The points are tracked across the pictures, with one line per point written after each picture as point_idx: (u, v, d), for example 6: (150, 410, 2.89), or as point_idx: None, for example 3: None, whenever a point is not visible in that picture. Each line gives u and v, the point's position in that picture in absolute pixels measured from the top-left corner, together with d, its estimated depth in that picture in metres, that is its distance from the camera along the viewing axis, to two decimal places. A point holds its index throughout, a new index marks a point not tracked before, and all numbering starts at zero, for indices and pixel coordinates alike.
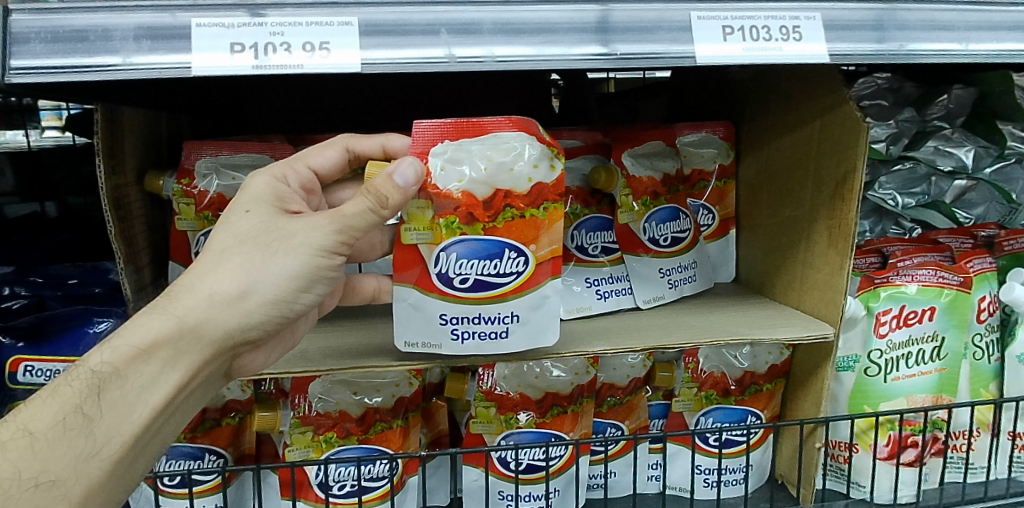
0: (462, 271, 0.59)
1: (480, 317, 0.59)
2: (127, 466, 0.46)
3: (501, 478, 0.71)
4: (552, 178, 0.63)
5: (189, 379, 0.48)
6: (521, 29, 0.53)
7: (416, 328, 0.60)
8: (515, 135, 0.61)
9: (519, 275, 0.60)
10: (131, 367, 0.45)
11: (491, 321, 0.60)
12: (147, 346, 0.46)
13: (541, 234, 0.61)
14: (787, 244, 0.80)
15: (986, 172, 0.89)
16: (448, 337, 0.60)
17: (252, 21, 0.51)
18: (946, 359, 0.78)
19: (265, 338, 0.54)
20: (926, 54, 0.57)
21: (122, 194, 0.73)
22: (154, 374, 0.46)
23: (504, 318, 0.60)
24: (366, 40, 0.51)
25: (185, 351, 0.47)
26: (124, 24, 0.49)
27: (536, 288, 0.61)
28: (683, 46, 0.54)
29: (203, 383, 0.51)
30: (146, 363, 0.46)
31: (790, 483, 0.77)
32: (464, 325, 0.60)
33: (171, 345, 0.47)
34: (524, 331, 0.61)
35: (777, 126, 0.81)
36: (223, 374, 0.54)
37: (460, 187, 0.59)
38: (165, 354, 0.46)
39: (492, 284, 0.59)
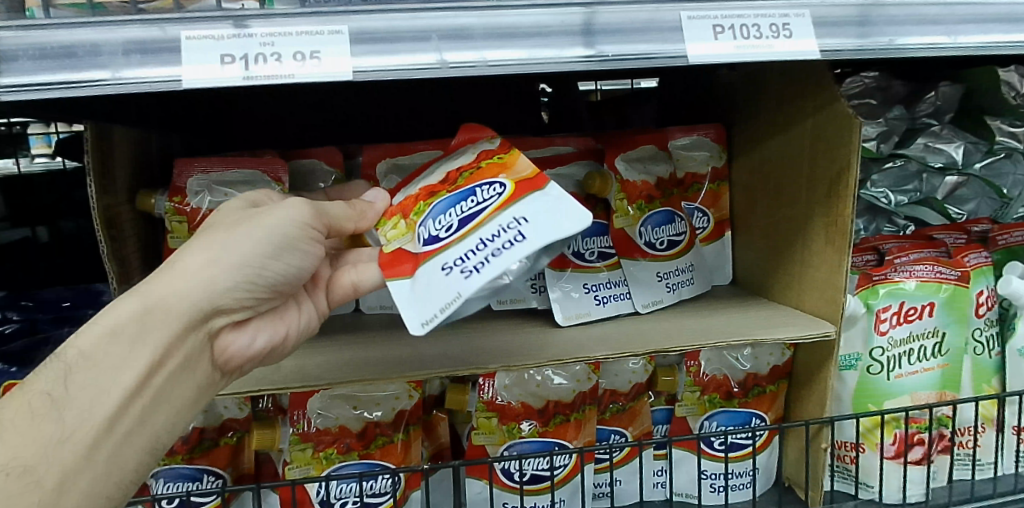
0: (442, 224, 0.53)
1: (482, 242, 0.49)
2: (109, 455, 0.45)
3: (506, 489, 0.70)
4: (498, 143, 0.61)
5: (163, 359, 0.47)
6: (513, 33, 0.53)
7: (426, 302, 0.48)
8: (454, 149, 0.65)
9: (501, 195, 0.53)
10: (97, 345, 0.45)
11: (497, 241, 0.49)
12: (116, 328, 0.46)
13: (511, 164, 0.56)
14: (784, 244, 0.80)
15: (976, 168, 0.89)
16: (457, 280, 0.47)
17: (241, 33, 0.51)
18: (947, 355, 0.77)
19: (241, 310, 0.53)
20: (912, 48, 0.58)
21: (114, 214, 0.72)
22: (123, 353, 0.45)
23: (510, 228, 0.49)
24: (357, 48, 0.51)
25: (153, 329, 0.47)
26: (112, 39, 0.49)
27: (530, 195, 0.52)
28: (674, 46, 0.55)
29: (185, 365, 0.50)
30: (113, 343, 0.45)
31: (797, 485, 0.77)
32: (471, 260, 0.48)
33: (137, 324, 0.46)
34: (538, 231, 0.48)
35: (768, 127, 0.82)
36: (208, 361, 0.52)
37: (419, 190, 0.60)
38: (131, 331, 0.46)
39: (475, 213, 0.52)
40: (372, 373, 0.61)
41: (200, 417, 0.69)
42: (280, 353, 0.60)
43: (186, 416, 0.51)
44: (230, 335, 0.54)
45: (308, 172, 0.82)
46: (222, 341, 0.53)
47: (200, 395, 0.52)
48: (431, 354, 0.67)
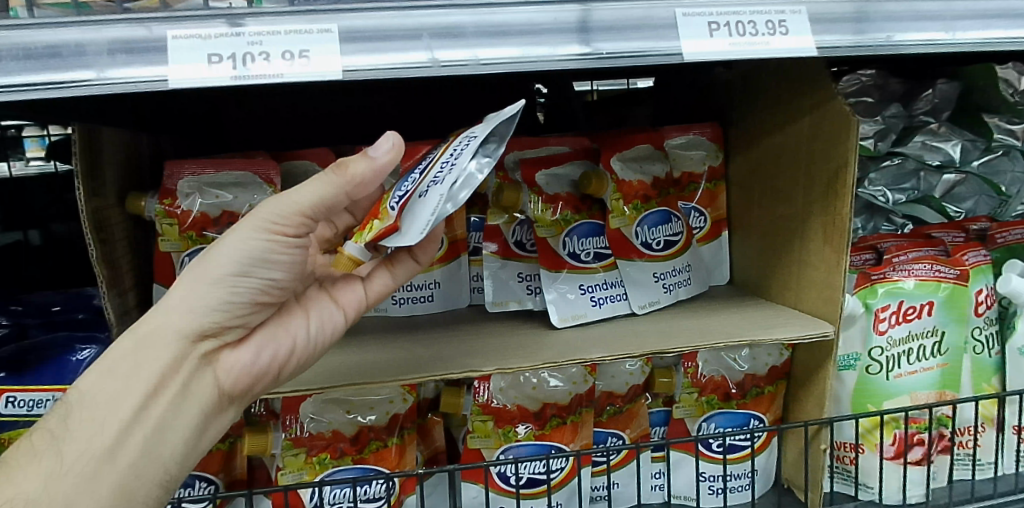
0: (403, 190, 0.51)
1: (452, 158, 0.48)
2: (116, 486, 0.44)
3: (502, 493, 0.69)
4: None
5: (161, 387, 0.47)
6: (506, 31, 0.52)
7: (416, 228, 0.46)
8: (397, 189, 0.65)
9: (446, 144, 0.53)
10: (94, 385, 0.45)
11: (461, 150, 0.48)
12: (111, 365, 0.46)
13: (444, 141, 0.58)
14: (782, 243, 0.79)
15: (973, 165, 0.90)
16: (448, 180, 0.45)
17: (230, 31, 0.50)
18: (947, 354, 0.76)
19: (237, 321, 0.52)
20: (911, 45, 0.57)
21: (104, 217, 0.70)
22: (121, 385, 0.46)
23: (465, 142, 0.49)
24: (347, 46, 0.50)
25: (145, 359, 0.47)
26: (97, 39, 0.48)
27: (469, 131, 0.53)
28: (669, 43, 0.54)
29: (187, 392, 0.49)
30: (110, 378, 0.46)
31: (797, 487, 0.76)
32: (450, 167, 0.47)
33: (130, 359, 0.47)
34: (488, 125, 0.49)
35: (765, 125, 0.81)
36: (213, 385, 0.51)
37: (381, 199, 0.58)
38: (127, 365, 0.46)
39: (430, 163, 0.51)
40: (365, 377, 0.60)
41: None
42: (295, 369, 0.57)
43: (196, 445, 0.50)
44: (231, 350, 0.53)
45: (300, 174, 0.81)
46: (223, 359, 0.52)
47: (208, 421, 0.51)
48: (426, 357, 0.66)
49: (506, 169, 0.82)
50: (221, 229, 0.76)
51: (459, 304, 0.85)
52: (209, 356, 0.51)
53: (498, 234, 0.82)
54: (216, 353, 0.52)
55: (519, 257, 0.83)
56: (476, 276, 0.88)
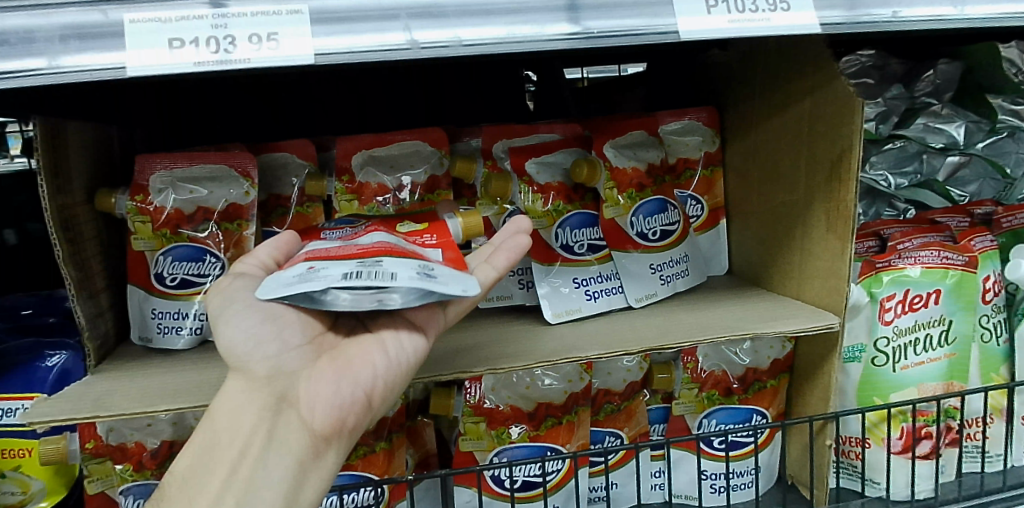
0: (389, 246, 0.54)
1: (377, 265, 0.47)
2: None
3: (496, 497, 0.66)
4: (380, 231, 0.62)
5: (243, 445, 0.46)
6: (491, 10, 0.49)
7: (445, 278, 0.47)
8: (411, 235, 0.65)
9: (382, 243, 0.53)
10: (187, 468, 0.46)
11: (365, 266, 0.47)
12: (194, 445, 0.47)
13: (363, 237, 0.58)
14: (783, 231, 0.76)
15: (979, 147, 0.87)
16: (384, 289, 0.45)
17: (192, 14, 0.46)
18: (955, 343, 0.74)
19: (293, 353, 0.50)
20: (919, 20, 0.54)
21: (71, 216, 0.66)
22: (205, 461, 0.46)
23: (361, 262, 0.48)
24: (319, 28, 0.47)
25: (223, 424, 0.47)
26: (47, 23, 0.44)
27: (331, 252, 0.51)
28: (664, 21, 0.51)
29: (273, 443, 0.46)
30: (195, 458, 0.47)
31: (801, 484, 0.73)
32: (373, 274, 0.46)
33: (208, 435, 0.47)
34: (313, 273, 0.48)
35: (764, 109, 0.78)
36: (300, 429, 0.47)
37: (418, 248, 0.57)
38: (205, 441, 0.47)
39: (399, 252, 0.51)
40: None
41: (170, 429, 0.65)
42: (385, 397, 0.50)
43: (298, 500, 0.45)
44: (307, 386, 0.49)
45: (281, 166, 0.77)
46: (302, 399, 0.48)
47: (305, 470, 0.46)
48: None
49: (494, 158, 0.79)
50: (197, 226, 0.72)
51: None
52: (287, 402, 0.48)
53: (488, 227, 0.80)
54: (292, 395, 0.49)
55: None
56: None
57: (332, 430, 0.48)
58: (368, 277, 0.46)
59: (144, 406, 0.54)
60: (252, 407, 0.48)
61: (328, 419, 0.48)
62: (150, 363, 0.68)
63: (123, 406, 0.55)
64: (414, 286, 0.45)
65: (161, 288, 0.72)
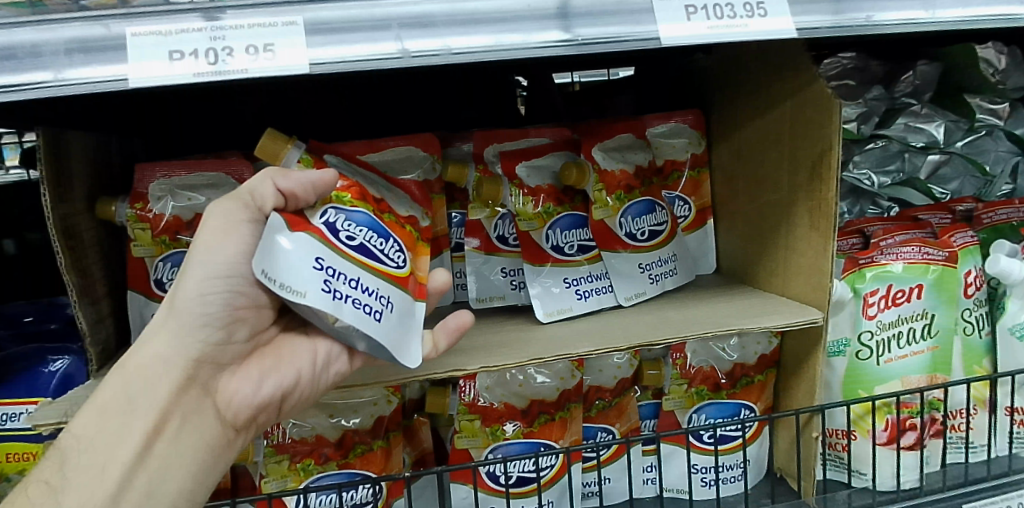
0: (351, 229, 0.52)
1: (360, 282, 0.50)
2: None
3: (491, 493, 0.68)
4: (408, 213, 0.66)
5: (158, 421, 0.50)
6: (479, 19, 0.50)
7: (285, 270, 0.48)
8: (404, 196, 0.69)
9: (402, 262, 0.55)
10: (95, 425, 0.49)
11: (369, 293, 0.50)
12: (105, 405, 0.49)
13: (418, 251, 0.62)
14: (768, 230, 0.78)
15: (958, 145, 0.89)
16: (320, 289, 0.47)
17: (193, 27, 0.48)
18: (937, 336, 0.76)
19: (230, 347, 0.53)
20: (891, 24, 0.56)
21: (72, 224, 0.68)
22: (115, 429, 0.49)
23: (382, 296, 0.51)
24: (313, 39, 0.49)
25: (139, 392, 0.50)
26: (53, 38, 0.45)
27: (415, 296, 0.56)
28: (646, 28, 0.53)
29: (189, 424, 0.51)
30: (104, 420, 0.49)
31: (789, 476, 0.75)
32: (341, 282, 0.48)
33: (121, 398, 0.50)
34: (400, 319, 0.52)
35: (747, 111, 0.80)
36: (217, 419, 0.53)
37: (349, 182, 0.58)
38: (119, 406, 0.49)
39: (377, 254, 0.53)
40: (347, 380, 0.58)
41: None
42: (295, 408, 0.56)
43: (200, 478, 0.52)
44: (229, 381, 0.54)
45: None
46: (222, 391, 0.53)
47: (216, 452, 0.53)
48: None
49: (486, 163, 0.80)
50: (194, 232, 0.73)
51: (442, 301, 0.83)
52: (211, 391, 0.53)
53: (480, 229, 0.81)
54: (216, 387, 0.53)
55: (502, 252, 0.82)
56: (459, 272, 0.86)
57: (243, 422, 0.54)
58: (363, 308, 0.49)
59: None
60: (170, 383, 0.50)
61: (242, 415, 0.54)
62: None
63: None
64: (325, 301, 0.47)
65: (159, 294, 0.73)
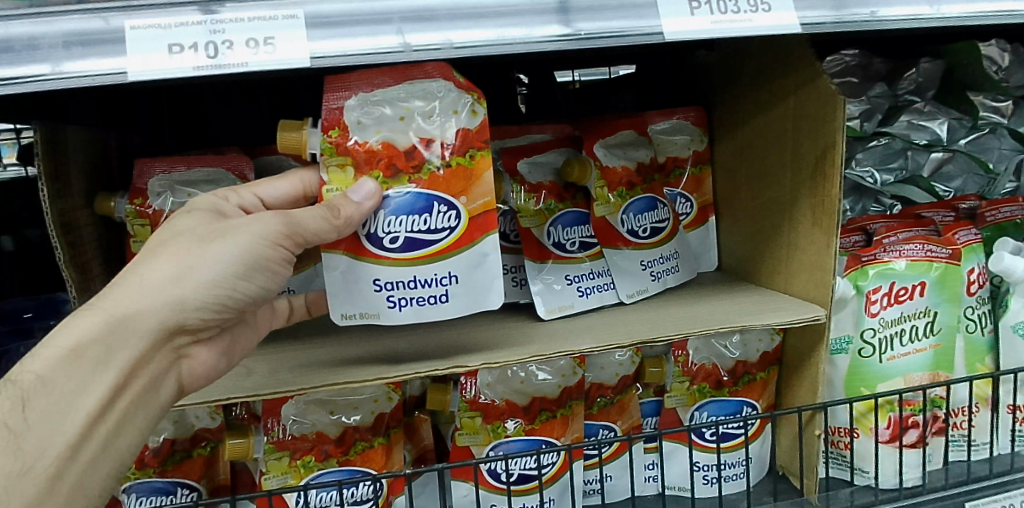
0: (391, 230, 0.55)
1: (415, 281, 0.55)
2: (73, 484, 0.43)
3: (493, 490, 0.68)
4: (474, 124, 0.58)
5: (127, 379, 0.45)
6: (481, 13, 0.50)
7: (349, 289, 0.56)
8: (432, 83, 0.57)
9: (452, 231, 0.56)
10: (60, 370, 0.42)
11: (429, 284, 0.56)
12: (77, 348, 0.43)
13: (474, 183, 0.58)
14: (770, 227, 0.78)
15: (961, 143, 0.89)
16: (384, 305, 0.55)
17: (192, 21, 0.47)
18: (940, 334, 0.75)
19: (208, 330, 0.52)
20: (895, 19, 0.56)
21: (71, 220, 0.68)
22: (84, 379, 0.43)
23: (442, 280, 0.56)
24: (314, 32, 0.48)
25: (117, 344, 0.44)
26: (51, 31, 0.45)
27: (476, 245, 0.57)
28: (649, 22, 0.52)
29: (150, 383, 0.48)
30: (75, 367, 0.43)
31: (791, 474, 0.75)
32: (400, 290, 0.55)
33: (100, 343, 0.43)
34: (465, 292, 0.57)
35: (749, 107, 0.80)
36: (173, 381, 0.51)
37: (380, 138, 0.56)
38: (94, 354, 0.43)
39: (423, 240, 0.55)
40: (348, 376, 0.58)
41: (171, 428, 0.66)
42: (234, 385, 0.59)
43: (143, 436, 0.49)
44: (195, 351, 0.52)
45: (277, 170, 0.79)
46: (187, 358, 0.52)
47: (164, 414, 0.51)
48: (410, 354, 0.64)
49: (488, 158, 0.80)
50: None
51: None
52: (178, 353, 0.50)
53: None
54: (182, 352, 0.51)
55: (504, 248, 0.82)
56: None
57: (194, 386, 0.53)
58: (423, 302, 0.55)
59: None
60: (145, 341, 0.46)
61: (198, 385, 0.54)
62: None
63: None
64: (389, 317, 0.55)
65: None
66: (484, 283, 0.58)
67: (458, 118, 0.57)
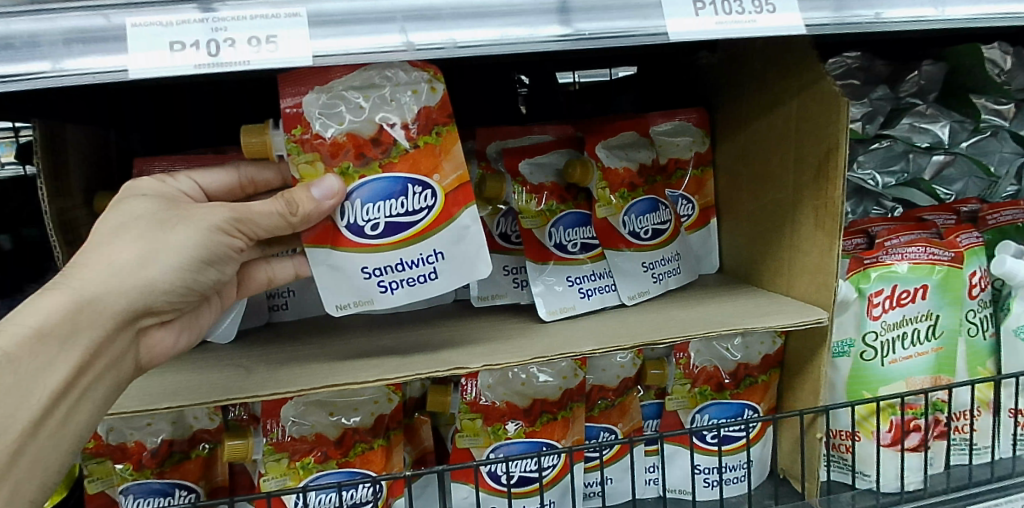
0: (370, 216, 0.55)
1: (403, 263, 0.56)
2: (32, 461, 0.42)
3: (493, 492, 0.67)
4: (435, 100, 0.58)
5: (91, 357, 0.44)
6: (485, 12, 0.50)
7: (337, 282, 0.56)
8: (382, 65, 0.56)
9: (431, 210, 0.56)
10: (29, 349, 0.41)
11: (415, 265, 0.56)
12: (53, 334, 0.42)
13: (444, 160, 0.58)
14: (773, 229, 0.77)
15: (963, 146, 0.89)
16: (376, 290, 0.56)
17: (193, 18, 0.47)
18: (942, 337, 0.75)
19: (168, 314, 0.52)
20: (900, 21, 0.56)
21: (70, 219, 0.67)
22: (51, 356, 0.42)
23: (429, 258, 0.57)
24: (316, 30, 0.48)
25: (88, 321, 0.44)
26: (51, 28, 0.44)
27: (455, 220, 0.58)
28: (654, 22, 0.52)
29: (110, 362, 0.47)
30: (44, 345, 0.41)
31: (793, 477, 0.75)
32: (389, 275, 0.56)
33: (69, 323, 0.42)
34: (451, 267, 0.58)
35: (752, 109, 0.79)
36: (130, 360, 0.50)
37: (343, 130, 0.54)
38: (63, 332, 0.42)
39: (404, 223, 0.55)
40: (347, 377, 0.57)
41: (169, 428, 0.66)
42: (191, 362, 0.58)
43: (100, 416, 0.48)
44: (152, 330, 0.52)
45: None
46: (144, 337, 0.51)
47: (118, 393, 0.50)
48: (409, 355, 0.64)
49: (489, 159, 0.80)
50: None
51: (443, 300, 0.83)
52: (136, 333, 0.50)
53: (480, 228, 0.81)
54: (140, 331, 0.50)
55: (505, 249, 0.81)
56: None
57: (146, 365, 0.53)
58: (414, 281, 0.56)
59: (147, 403, 0.55)
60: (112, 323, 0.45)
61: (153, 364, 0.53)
62: None
63: (126, 404, 0.56)
64: (385, 301, 0.56)
65: None
66: (467, 252, 0.58)
67: (418, 96, 0.57)
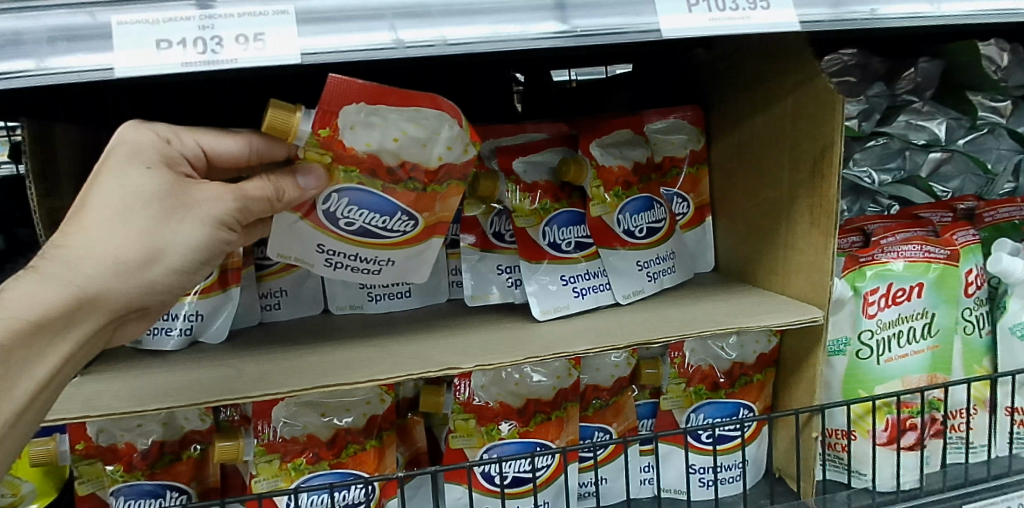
0: (350, 216, 0.57)
1: (357, 257, 0.59)
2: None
3: (486, 493, 0.67)
4: (461, 159, 0.60)
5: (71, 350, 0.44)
6: (476, 9, 0.49)
7: (292, 239, 0.58)
8: (435, 112, 0.56)
9: (405, 234, 0.60)
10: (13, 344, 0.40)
11: (367, 262, 0.60)
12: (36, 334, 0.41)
13: (442, 202, 0.61)
14: (767, 227, 0.77)
15: (959, 144, 0.88)
16: (320, 263, 0.60)
17: (179, 16, 0.46)
18: (938, 336, 0.75)
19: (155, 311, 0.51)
20: (895, 17, 0.55)
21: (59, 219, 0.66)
22: (31, 348, 0.41)
23: (381, 262, 0.60)
24: (305, 28, 0.47)
25: (72, 316, 0.43)
26: (35, 26, 0.44)
27: (422, 243, 0.62)
28: (647, 19, 0.51)
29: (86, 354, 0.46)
30: (26, 339, 0.41)
31: (789, 476, 0.74)
32: (339, 258, 0.59)
33: (52, 321, 0.42)
34: (396, 272, 0.62)
35: (746, 106, 0.79)
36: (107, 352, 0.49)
37: (368, 150, 0.55)
38: (46, 326, 0.42)
39: (376, 234, 0.59)
40: (337, 377, 0.57)
41: (160, 429, 0.66)
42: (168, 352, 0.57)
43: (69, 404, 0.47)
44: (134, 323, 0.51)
45: None
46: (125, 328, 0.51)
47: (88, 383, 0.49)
48: (401, 355, 0.63)
49: (482, 158, 0.79)
50: None
51: (437, 300, 0.83)
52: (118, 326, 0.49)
53: (475, 226, 0.80)
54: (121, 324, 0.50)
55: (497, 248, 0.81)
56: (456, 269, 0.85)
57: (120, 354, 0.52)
58: (356, 270, 0.60)
59: (136, 405, 0.55)
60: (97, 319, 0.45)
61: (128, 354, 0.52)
62: (137, 365, 0.67)
63: (114, 405, 0.56)
64: (322, 270, 0.60)
65: None
66: (417, 269, 0.63)
67: (448, 153, 0.59)
